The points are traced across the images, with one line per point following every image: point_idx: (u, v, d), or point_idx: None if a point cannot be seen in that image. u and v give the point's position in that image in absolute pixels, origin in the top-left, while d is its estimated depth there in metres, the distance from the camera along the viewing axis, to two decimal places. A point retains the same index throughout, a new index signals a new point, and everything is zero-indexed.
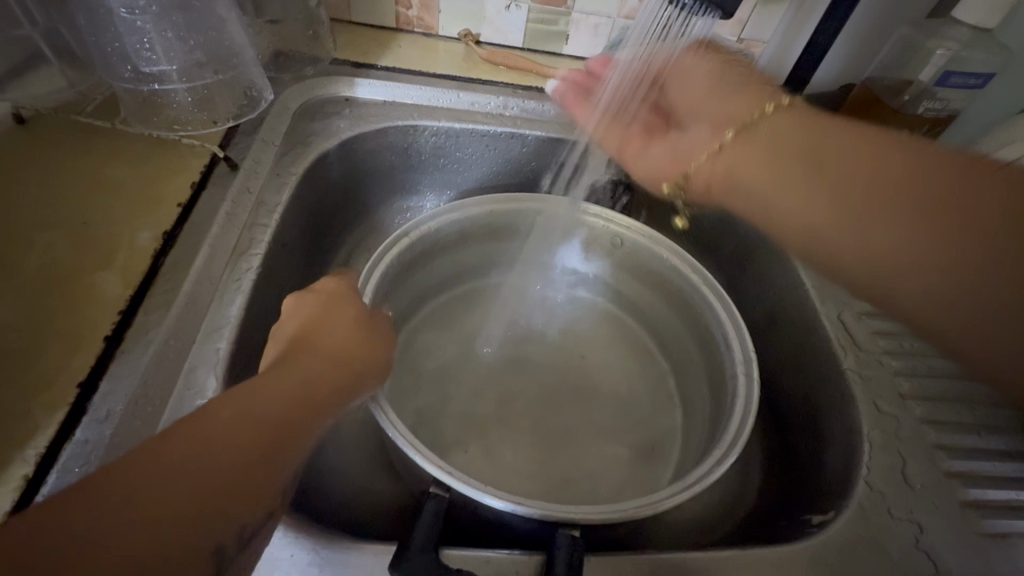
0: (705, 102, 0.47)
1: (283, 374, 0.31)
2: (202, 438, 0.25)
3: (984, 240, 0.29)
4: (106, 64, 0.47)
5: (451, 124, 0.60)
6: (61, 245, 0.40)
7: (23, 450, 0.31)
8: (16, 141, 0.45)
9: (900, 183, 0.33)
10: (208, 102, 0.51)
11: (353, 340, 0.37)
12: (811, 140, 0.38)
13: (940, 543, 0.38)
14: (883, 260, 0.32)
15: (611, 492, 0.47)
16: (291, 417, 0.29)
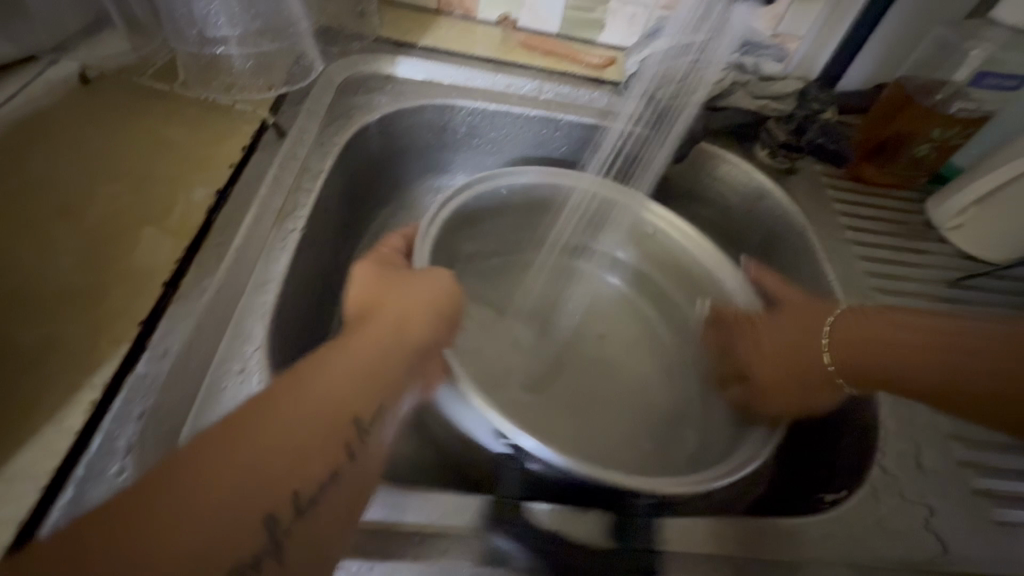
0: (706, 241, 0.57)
1: (355, 346, 0.32)
2: (256, 410, 0.25)
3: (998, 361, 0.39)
4: (177, 30, 0.51)
5: (486, 105, 0.62)
6: (125, 197, 0.43)
7: (91, 377, 0.34)
8: (83, 99, 0.48)
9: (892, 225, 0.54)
10: (263, 68, 0.54)
11: (419, 303, 0.38)
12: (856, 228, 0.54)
13: (950, 526, 0.39)
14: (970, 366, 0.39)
15: (638, 446, 0.50)
16: (349, 390, 0.29)
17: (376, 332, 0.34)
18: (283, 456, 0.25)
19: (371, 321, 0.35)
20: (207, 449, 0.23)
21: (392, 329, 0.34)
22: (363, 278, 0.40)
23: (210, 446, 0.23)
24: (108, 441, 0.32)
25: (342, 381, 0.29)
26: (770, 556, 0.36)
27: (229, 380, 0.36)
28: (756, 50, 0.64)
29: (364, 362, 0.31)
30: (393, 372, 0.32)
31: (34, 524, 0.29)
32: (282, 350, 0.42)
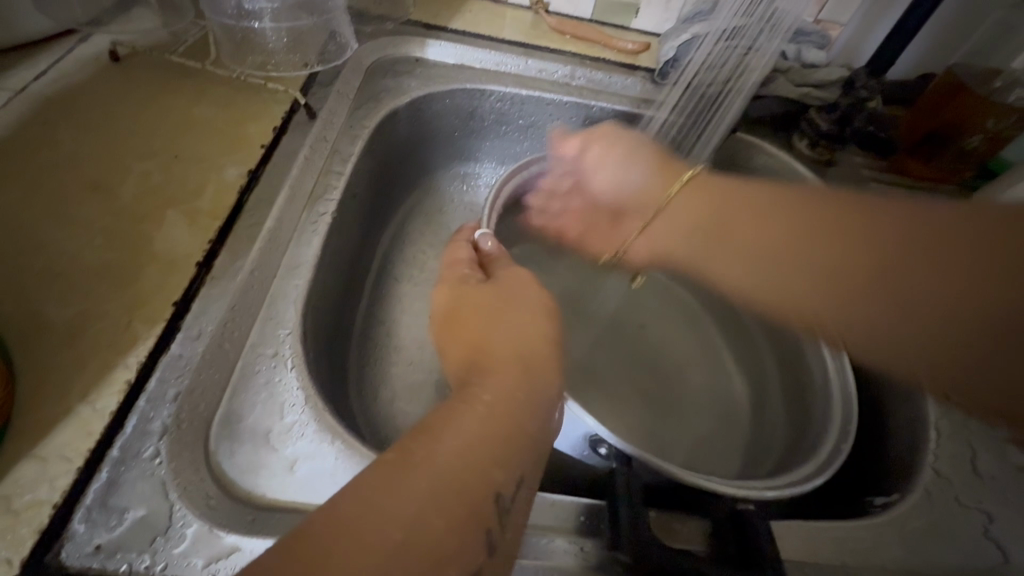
0: (624, 190, 0.54)
1: (481, 397, 0.30)
2: (400, 469, 0.25)
3: (883, 281, 0.41)
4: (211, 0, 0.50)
5: (517, 90, 0.60)
6: (156, 176, 0.42)
7: (126, 357, 0.33)
8: (114, 77, 0.47)
9: (853, 250, 0.43)
10: (297, 43, 0.53)
11: (529, 339, 0.35)
12: (795, 243, 0.46)
13: (1010, 535, 0.37)
14: (881, 336, 0.41)
15: (675, 450, 0.50)
16: (480, 447, 0.27)
17: (504, 374, 0.32)
18: (428, 521, 0.24)
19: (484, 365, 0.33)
20: (319, 545, 0.22)
21: (511, 370, 0.32)
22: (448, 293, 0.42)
23: (332, 534, 0.22)
24: (142, 422, 0.31)
25: (471, 439, 0.27)
26: (821, 560, 0.34)
27: (262, 364, 0.35)
28: (799, 37, 0.63)
29: (492, 415, 0.29)
30: (524, 423, 0.30)
31: (69, 506, 0.28)
32: (314, 335, 0.41)
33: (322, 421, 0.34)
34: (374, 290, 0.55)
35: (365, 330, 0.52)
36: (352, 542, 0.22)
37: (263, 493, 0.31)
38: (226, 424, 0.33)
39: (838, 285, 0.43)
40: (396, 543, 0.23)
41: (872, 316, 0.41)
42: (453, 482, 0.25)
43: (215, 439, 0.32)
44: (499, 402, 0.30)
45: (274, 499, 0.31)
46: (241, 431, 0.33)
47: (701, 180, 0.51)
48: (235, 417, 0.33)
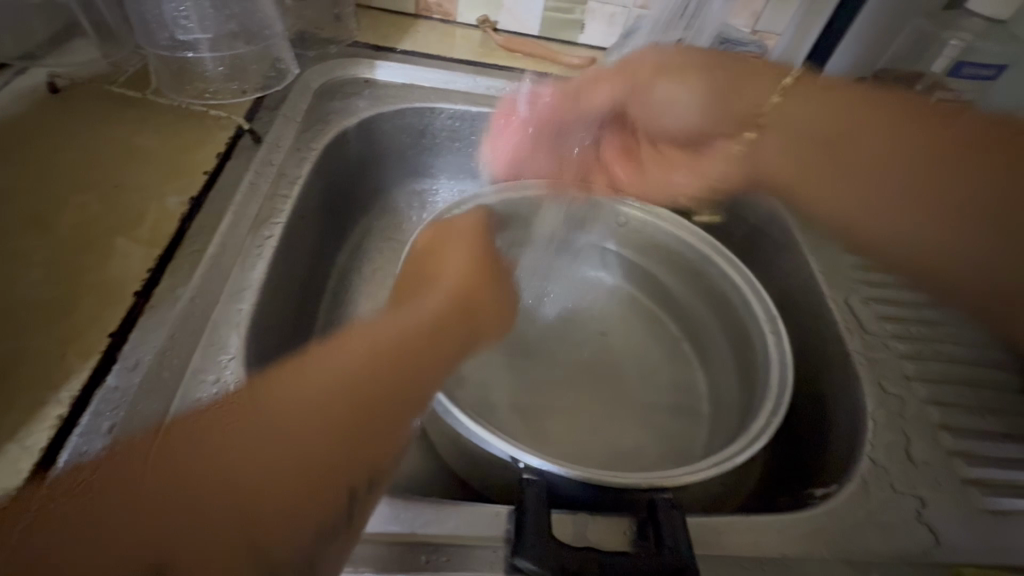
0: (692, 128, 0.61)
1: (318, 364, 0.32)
2: (295, 383, 0.31)
3: (938, 198, 0.52)
4: (146, 31, 0.51)
5: (468, 107, 0.62)
6: (93, 207, 0.42)
7: (58, 391, 0.32)
8: (51, 108, 0.47)
9: (912, 174, 0.54)
10: (238, 69, 0.54)
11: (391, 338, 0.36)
12: (845, 145, 0.57)
13: (943, 517, 0.39)
14: (923, 247, 0.51)
15: (633, 452, 0.50)
16: (321, 410, 0.30)
17: (384, 323, 0.37)
18: (236, 498, 0.25)
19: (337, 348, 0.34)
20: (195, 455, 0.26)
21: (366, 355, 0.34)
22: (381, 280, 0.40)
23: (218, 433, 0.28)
24: (74, 458, 0.31)
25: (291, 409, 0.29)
26: (761, 551, 0.35)
27: (203, 392, 0.35)
28: (736, 47, 0.65)
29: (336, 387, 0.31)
30: (408, 363, 0.35)
31: None
32: (261, 360, 0.41)
33: None
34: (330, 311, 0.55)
35: None
36: (232, 454, 0.27)
37: None
38: None
39: (924, 212, 0.52)
40: (283, 456, 0.27)
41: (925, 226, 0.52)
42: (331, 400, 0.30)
43: None
44: (380, 344, 0.35)
45: None
46: None
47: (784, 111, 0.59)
48: None
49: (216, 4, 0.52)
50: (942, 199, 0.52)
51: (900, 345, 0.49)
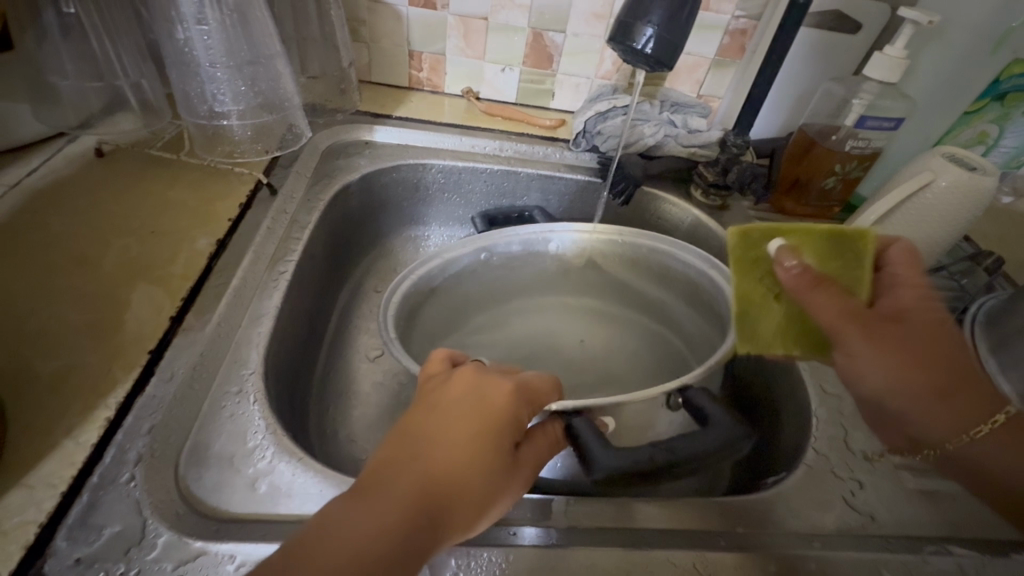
0: (934, 417, 0.41)
1: (446, 427, 0.32)
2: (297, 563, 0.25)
3: (943, 395, 0.40)
4: (187, 102, 0.57)
5: (454, 163, 0.71)
6: (135, 249, 0.49)
7: (107, 398, 0.38)
8: (99, 168, 0.55)
9: (939, 364, 0.41)
10: (263, 132, 0.61)
11: (483, 402, 0.33)
12: (930, 381, 0.40)
13: (877, 497, 0.44)
14: (908, 396, 0.41)
15: None
16: (438, 473, 0.30)
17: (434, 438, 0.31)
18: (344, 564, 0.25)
19: (422, 439, 0.31)
20: None
21: (456, 449, 0.31)
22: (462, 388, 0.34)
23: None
24: (119, 453, 0.36)
25: (413, 489, 0.29)
26: (718, 526, 0.40)
27: (227, 400, 0.40)
28: (684, 109, 0.75)
29: (460, 456, 0.30)
30: (457, 464, 0.30)
31: (53, 525, 0.32)
32: (276, 376, 0.46)
33: (280, 444, 0.39)
34: (333, 340, 0.60)
35: (324, 374, 0.57)
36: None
37: (229, 507, 0.35)
38: (194, 451, 0.37)
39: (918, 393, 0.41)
40: None
41: (912, 404, 0.41)
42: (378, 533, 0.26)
43: (185, 466, 0.36)
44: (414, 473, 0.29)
45: (237, 512, 0.35)
46: (208, 456, 0.37)
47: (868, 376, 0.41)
48: (203, 445, 0.38)
49: (248, 82, 0.58)
50: (941, 407, 0.41)
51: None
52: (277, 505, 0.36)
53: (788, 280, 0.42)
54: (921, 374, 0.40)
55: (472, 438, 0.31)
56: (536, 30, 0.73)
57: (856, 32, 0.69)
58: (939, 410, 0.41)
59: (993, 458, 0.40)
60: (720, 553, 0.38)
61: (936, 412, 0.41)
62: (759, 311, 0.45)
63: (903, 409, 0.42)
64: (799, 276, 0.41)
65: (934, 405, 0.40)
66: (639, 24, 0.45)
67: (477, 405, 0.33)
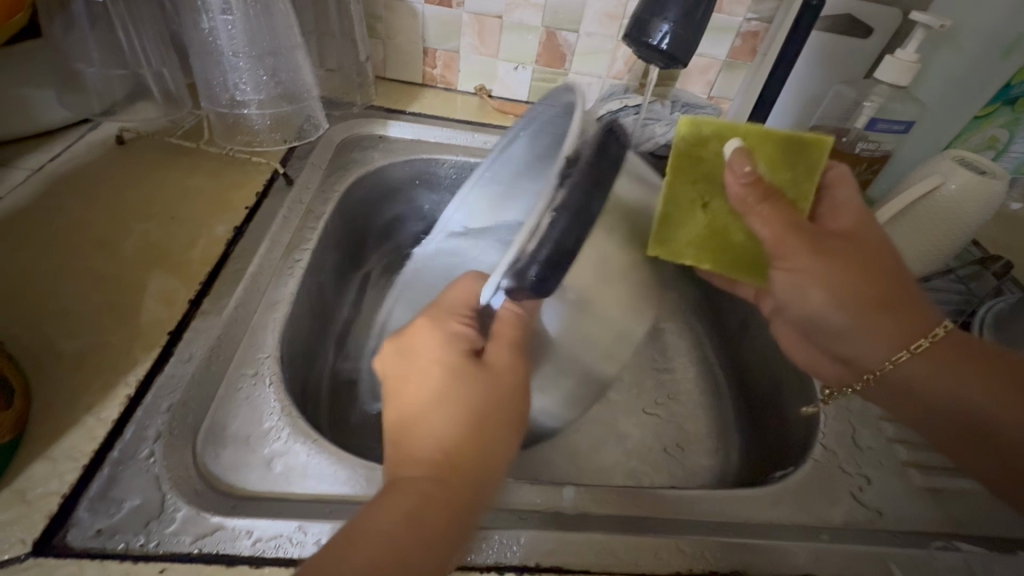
0: (861, 336, 0.41)
1: (423, 405, 0.34)
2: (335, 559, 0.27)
3: (881, 313, 0.40)
4: (210, 92, 0.59)
5: (467, 158, 0.71)
6: (154, 233, 0.50)
7: (127, 376, 0.39)
8: (120, 155, 0.56)
9: (885, 284, 0.40)
10: (282, 122, 0.62)
11: (437, 378, 0.35)
12: (873, 301, 0.39)
13: (883, 492, 0.44)
14: (846, 318, 0.41)
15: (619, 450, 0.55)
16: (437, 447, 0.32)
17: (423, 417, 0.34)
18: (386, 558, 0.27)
19: (405, 427, 0.34)
20: None
21: (442, 423, 0.33)
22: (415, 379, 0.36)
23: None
24: (139, 429, 0.36)
25: (435, 461, 0.32)
26: (725, 516, 0.40)
27: (243, 381, 0.41)
28: (695, 111, 0.76)
29: (447, 427, 0.33)
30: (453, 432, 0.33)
31: (75, 497, 0.33)
32: (290, 361, 0.47)
33: (295, 426, 0.40)
34: (345, 330, 0.61)
35: (336, 363, 0.57)
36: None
37: (245, 485, 0.36)
38: (211, 430, 0.38)
39: (859, 309, 0.40)
40: None
41: (854, 321, 0.41)
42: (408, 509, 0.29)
43: (202, 444, 0.37)
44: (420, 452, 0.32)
45: (253, 490, 0.36)
46: (224, 436, 0.38)
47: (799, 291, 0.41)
48: (220, 424, 0.38)
49: (268, 72, 0.59)
50: (878, 325, 0.40)
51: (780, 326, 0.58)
52: (292, 485, 0.36)
53: (733, 185, 0.39)
54: (856, 291, 0.40)
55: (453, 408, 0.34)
56: (549, 29, 0.74)
57: (867, 37, 0.70)
58: (876, 331, 0.40)
59: (919, 379, 0.40)
60: (727, 541, 0.39)
61: (875, 330, 0.40)
62: (687, 216, 0.43)
63: (840, 327, 0.42)
64: (748, 184, 0.38)
65: (872, 324, 0.40)
66: (656, 21, 0.45)
67: (435, 382, 0.35)
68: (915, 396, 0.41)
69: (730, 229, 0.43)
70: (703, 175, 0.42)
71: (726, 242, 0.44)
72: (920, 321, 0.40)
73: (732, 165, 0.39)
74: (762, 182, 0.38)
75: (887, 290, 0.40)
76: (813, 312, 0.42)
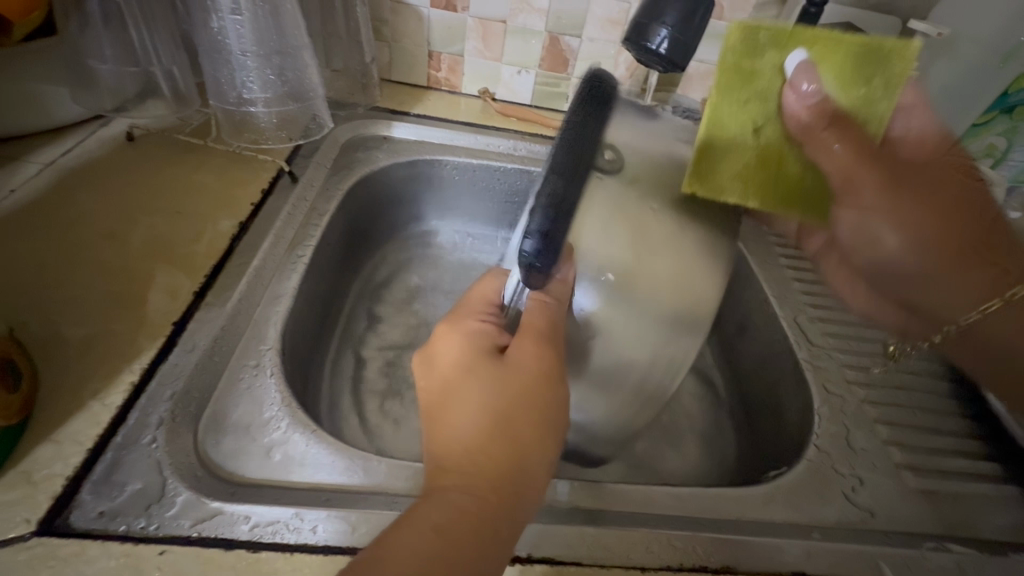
0: (930, 291, 0.53)
1: (461, 411, 0.34)
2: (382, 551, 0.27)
3: (957, 266, 0.51)
4: (218, 89, 0.60)
5: (469, 160, 0.72)
6: (161, 227, 0.51)
7: (132, 364, 0.40)
8: (130, 151, 0.57)
9: (960, 226, 0.49)
10: (288, 121, 0.63)
11: (472, 386, 0.35)
12: (946, 234, 0.49)
13: (876, 492, 0.45)
14: (928, 243, 0.50)
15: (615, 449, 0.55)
16: (481, 452, 0.33)
17: (463, 423, 0.34)
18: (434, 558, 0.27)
19: (446, 433, 0.34)
20: None
21: (478, 434, 0.33)
22: (453, 386, 0.35)
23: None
24: (142, 416, 0.37)
25: (472, 469, 0.32)
26: (718, 514, 0.41)
27: (245, 372, 0.42)
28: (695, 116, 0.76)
29: (488, 432, 0.33)
30: (492, 442, 0.33)
31: (78, 480, 0.33)
32: (291, 354, 0.48)
33: (295, 417, 0.40)
34: (346, 326, 0.62)
35: (336, 358, 0.58)
36: None
37: (246, 472, 0.37)
38: (212, 419, 0.39)
39: (927, 246, 0.50)
40: None
41: (930, 233, 0.50)
42: (451, 520, 0.29)
43: (203, 433, 0.38)
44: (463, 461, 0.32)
45: (253, 477, 0.36)
46: (225, 424, 0.39)
47: (919, 214, 0.48)
48: (221, 414, 0.39)
49: (276, 71, 0.60)
50: (960, 272, 0.51)
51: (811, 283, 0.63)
52: (290, 474, 0.37)
53: (794, 107, 0.36)
54: (903, 201, 0.47)
55: (487, 414, 0.34)
56: (553, 34, 0.75)
57: None
58: (973, 280, 0.51)
59: (1011, 332, 0.49)
60: (718, 537, 0.39)
61: (975, 275, 0.50)
62: (728, 151, 0.38)
63: (916, 263, 0.52)
64: (813, 103, 0.34)
65: (961, 273, 0.51)
66: (655, 25, 0.46)
67: (473, 392, 0.35)
68: (987, 339, 0.51)
69: (782, 154, 0.38)
70: (758, 94, 0.36)
71: (777, 176, 0.39)
72: (997, 282, 0.50)
73: (794, 85, 0.35)
74: (832, 104, 0.34)
75: (968, 217, 0.49)
76: (927, 247, 0.51)
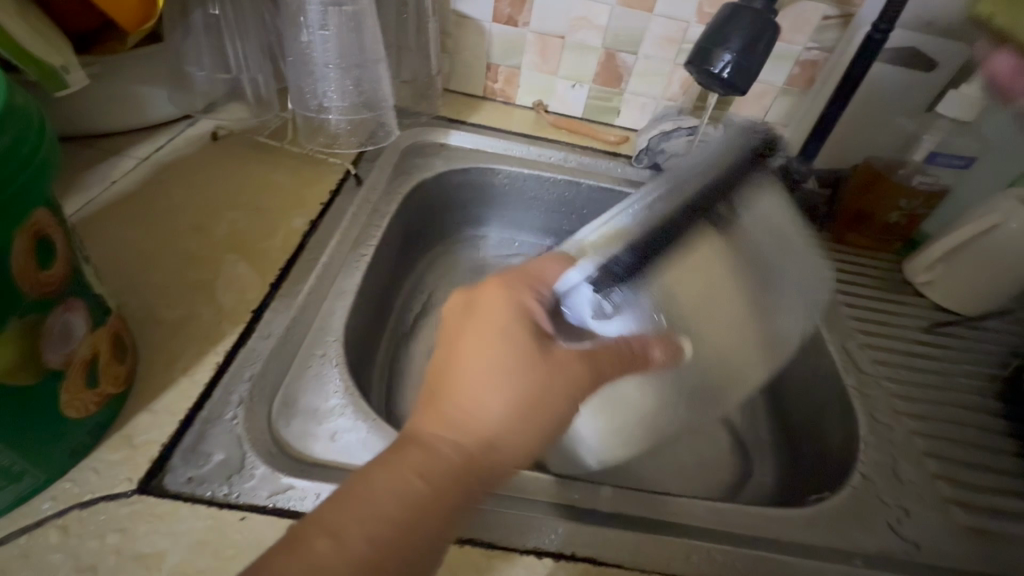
0: None
1: (472, 378, 0.34)
2: (356, 499, 0.29)
3: None
4: (300, 97, 0.64)
5: (520, 169, 0.74)
6: (240, 222, 0.55)
7: (217, 346, 0.44)
8: (214, 150, 0.62)
9: None
10: (358, 127, 0.67)
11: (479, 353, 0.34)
12: None
13: (922, 524, 0.44)
14: None
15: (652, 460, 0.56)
16: (479, 427, 0.33)
17: (467, 395, 0.34)
18: (396, 513, 0.30)
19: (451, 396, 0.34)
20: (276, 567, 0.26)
21: (487, 412, 0.33)
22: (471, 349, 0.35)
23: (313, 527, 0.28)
24: (226, 393, 0.41)
25: (467, 436, 0.33)
26: (757, 533, 0.41)
27: (314, 360, 0.45)
28: None
29: (488, 412, 0.33)
30: (488, 421, 0.33)
31: (172, 446, 0.37)
32: (351, 347, 0.51)
33: (356, 406, 0.43)
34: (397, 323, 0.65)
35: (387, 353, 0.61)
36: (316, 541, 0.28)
37: (313, 453, 0.40)
38: (285, 402, 0.42)
39: None
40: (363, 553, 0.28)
41: None
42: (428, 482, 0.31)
43: (276, 413, 0.41)
44: (463, 431, 0.33)
45: (319, 458, 0.39)
46: (295, 408, 0.42)
47: None
48: (292, 397, 0.42)
49: (353, 81, 0.64)
50: None
51: (845, 294, 0.63)
52: (353, 458, 0.40)
53: None
54: None
55: (488, 384, 0.34)
56: (610, 50, 0.77)
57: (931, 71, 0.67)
58: None
59: None
60: (757, 554, 0.40)
61: None
62: None
63: None
64: None
65: None
66: (718, 51, 0.48)
67: (482, 365, 0.34)
68: None
69: None
70: None
71: None
72: None
73: None
74: None
75: None
76: None
